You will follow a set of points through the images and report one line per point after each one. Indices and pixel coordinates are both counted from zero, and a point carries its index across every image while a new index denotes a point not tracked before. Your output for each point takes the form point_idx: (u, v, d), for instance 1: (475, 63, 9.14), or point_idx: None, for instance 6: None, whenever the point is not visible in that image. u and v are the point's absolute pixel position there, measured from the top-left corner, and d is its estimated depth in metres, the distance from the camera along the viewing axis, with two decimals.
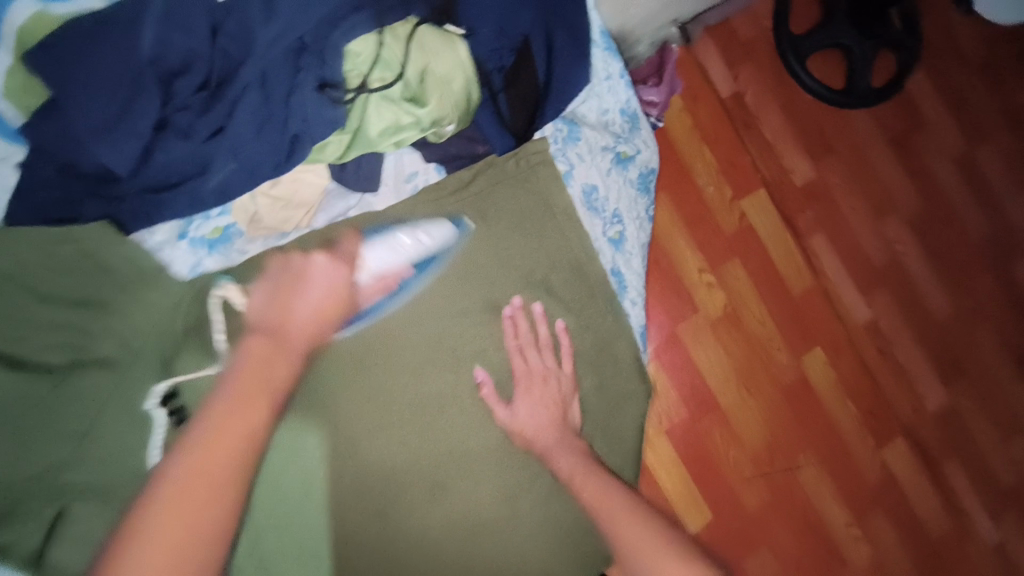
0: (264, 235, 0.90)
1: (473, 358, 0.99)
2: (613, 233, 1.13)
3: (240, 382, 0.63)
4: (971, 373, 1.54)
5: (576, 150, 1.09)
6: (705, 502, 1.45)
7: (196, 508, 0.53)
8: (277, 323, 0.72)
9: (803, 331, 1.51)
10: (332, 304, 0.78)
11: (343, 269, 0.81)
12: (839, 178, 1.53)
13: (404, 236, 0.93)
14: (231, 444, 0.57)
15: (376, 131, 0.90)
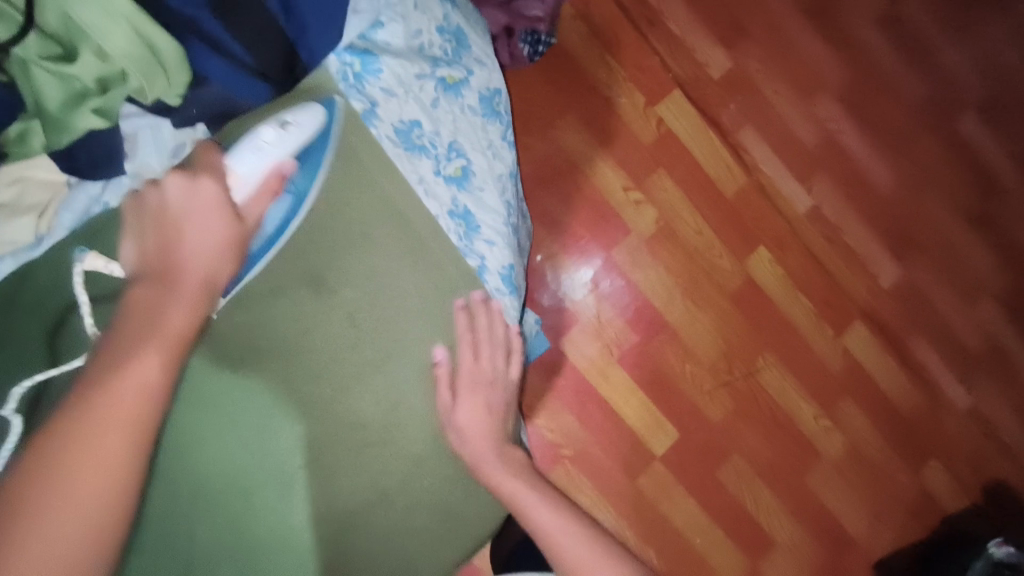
0: (9, 250, 0.75)
1: (309, 333, 0.79)
2: (451, 170, 0.87)
3: (121, 339, 0.60)
4: (922, 241, 1.53)
5: (379, 83, 0.84)
6: (669, 421, 1.40)
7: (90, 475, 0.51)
8: (155, 257, 0.67)
9: (747, 233, 1.41)
10: (215, 221, 0.69)
11: (206, 181, 0.70)
12: (758, 62, 1.41)
13: (268, 129, 0.75)
14: (121, 420, 0.54)
15: (56, 103, 0.70)
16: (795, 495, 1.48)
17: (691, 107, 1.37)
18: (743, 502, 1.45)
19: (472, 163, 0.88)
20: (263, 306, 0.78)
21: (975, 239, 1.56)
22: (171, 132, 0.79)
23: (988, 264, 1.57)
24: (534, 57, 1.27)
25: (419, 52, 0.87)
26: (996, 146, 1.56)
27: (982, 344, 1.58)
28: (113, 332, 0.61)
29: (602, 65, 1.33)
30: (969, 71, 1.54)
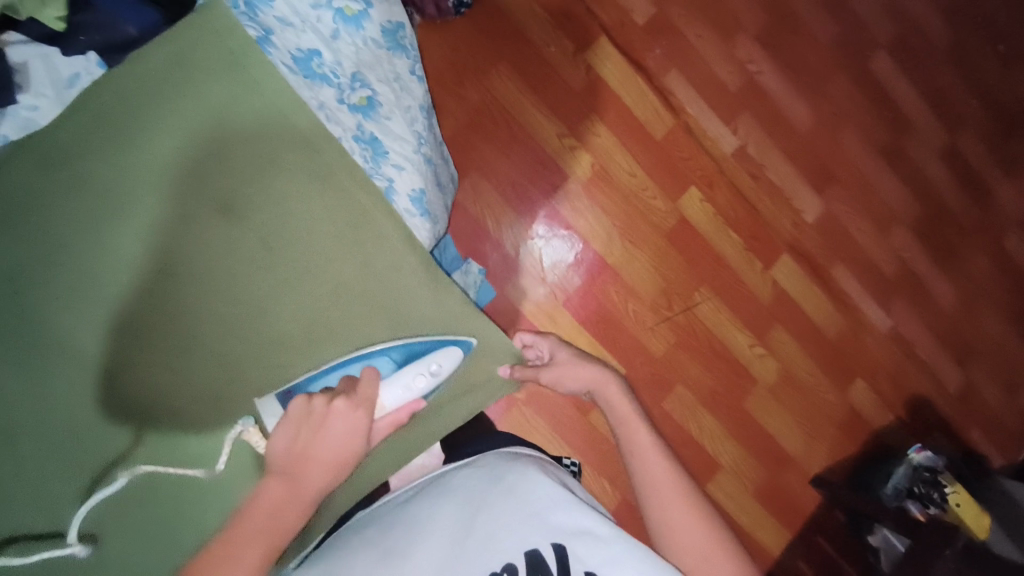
0: None
1: (211, 261, 0.77)
2: (357, 101, 0.86)
3: (246, 533, 0.67)
4: (840, 175, 1.62)
5: (273, 11, 0.81)
6: (616, 358, 1.47)
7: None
8: (301, 460, 0.74)
9: (677, 174, 1.47)
10: (351, 450, 0.76)
11: (364, 415, 0.78)
12: (679, 6, 1.45)
13: (417, 372, 0.83)
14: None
15: None
16: (735, 419, 1.59)
17: (617, 52, 1.40)
18: (689, 429, 1.54)
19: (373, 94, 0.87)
20: (217, 247, 0.78)
21: (889, 170, 1.67)
22: (59, 58, 0.78)
23: (901, 195, 1.69)
24: (459, 8, 1.27)
25: None
26: (903, 81, 1.66)
27: (898, 270, 1.71)
28: (237, 527, 0.68)
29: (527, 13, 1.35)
30: (874, 10, 1.63)
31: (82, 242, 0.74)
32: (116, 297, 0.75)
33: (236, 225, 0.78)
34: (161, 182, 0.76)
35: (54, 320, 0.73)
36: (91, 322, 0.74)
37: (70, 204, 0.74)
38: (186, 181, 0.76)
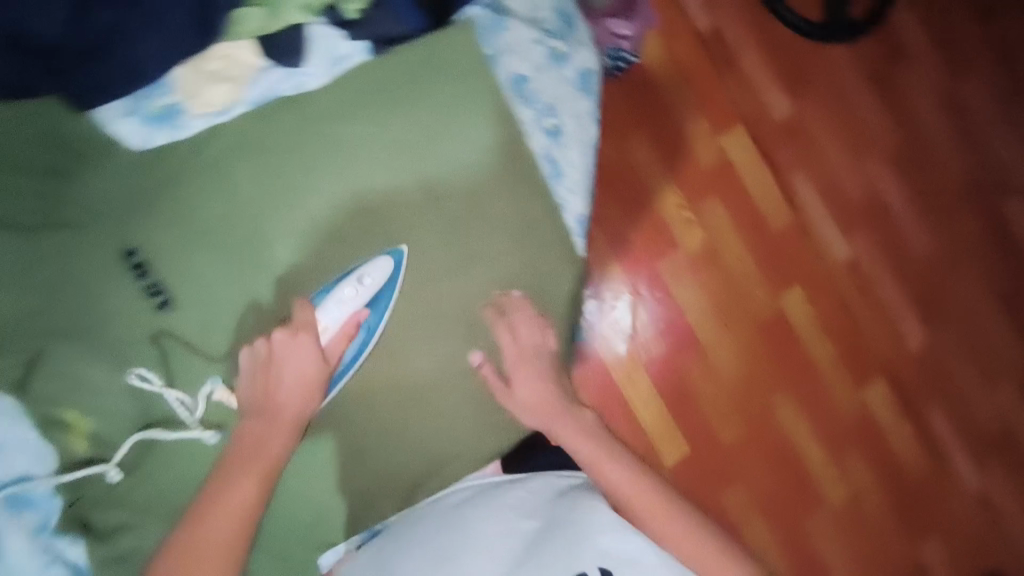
0: (206, 110, 0.97)
1: (405, 232, 1.01)
2: (548, 124, 1.09)
3: (238, 466, 0.84)
4: (951, 312, 1.57)
5: (503, 40, 1.07)
6: (682, 435, 1.44)
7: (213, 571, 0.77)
8: (271, 396, 0.89)
9: (783, 268, 1.47)
10: (312, 370, 0.90)
11: (305, 336, 0.90)
12: (819, 113, 1.50)
13: (347, 287, 0.94)
14: (225, 525, 0.79)
15: None
16: (792, 537, 1.49)
17: (750, 142, 1.46)
18: (741, 533, 1.47)
19: (566, 120, 1.10)
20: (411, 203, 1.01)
21: (1005, 320, 1.59)
22: (340, 40, 1.01)
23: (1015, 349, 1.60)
24: (615, 71, 1.40)
25: (535, 25, 1.10)
26: None
27: (997, 427, 1.59)
28: (228, 467, 0.84)
29: (677, 89, 1.44)
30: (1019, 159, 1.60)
31: (308, 188, 0.99)
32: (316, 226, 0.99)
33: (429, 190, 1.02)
34: (378, 157, 1.01)
35: (271, 240, 0.98)
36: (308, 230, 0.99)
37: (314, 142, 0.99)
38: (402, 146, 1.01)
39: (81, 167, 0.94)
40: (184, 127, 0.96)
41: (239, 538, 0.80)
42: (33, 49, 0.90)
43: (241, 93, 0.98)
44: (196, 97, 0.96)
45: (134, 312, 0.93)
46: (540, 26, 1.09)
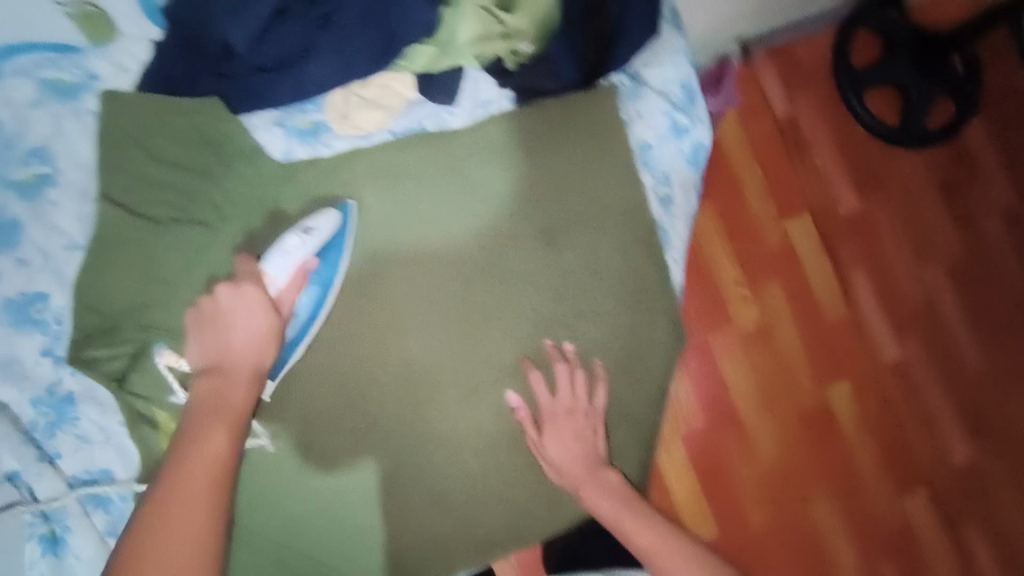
0: (350, 132, 1.01)
1: (523, 278, 1.09)
2: (660, 197, 1.14)
3: (198, 441, 0.85)
4: (1000, 432, 1.52)
5: (638, 108, 1.09)
6: (713, 516, 1.39)
7: (197, 539, 0.79)
8: (219, 354, 0.91)
9: (830, 360, 1.45)
10: (265, 326, 0.91)
11: (248, 290, 0.91)
12: (883, 214, 1.51)
13: (291, 237, 0.94)
14: (196, 487, 0.82)
15: (463, 39, 0.94)
16: None
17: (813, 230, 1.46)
18: None
19: (672, 194, 1.15)
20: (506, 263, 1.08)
21: None
22: (489, 87, 1.03)
23: None
24: None
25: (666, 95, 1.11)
26: None
27: None
28: (184, 439, 0.86)
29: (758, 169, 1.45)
30: None
31: (443, 222, 1.07)
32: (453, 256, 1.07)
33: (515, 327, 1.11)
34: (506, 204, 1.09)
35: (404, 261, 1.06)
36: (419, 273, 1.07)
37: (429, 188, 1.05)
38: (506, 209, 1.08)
39: (204, 153, 0.97)
40: (325, 145, 1.02)
41: (203, 528, 0.80)
42: (207, 53, 0.89)
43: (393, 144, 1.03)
44: (348, 118, 1.00)
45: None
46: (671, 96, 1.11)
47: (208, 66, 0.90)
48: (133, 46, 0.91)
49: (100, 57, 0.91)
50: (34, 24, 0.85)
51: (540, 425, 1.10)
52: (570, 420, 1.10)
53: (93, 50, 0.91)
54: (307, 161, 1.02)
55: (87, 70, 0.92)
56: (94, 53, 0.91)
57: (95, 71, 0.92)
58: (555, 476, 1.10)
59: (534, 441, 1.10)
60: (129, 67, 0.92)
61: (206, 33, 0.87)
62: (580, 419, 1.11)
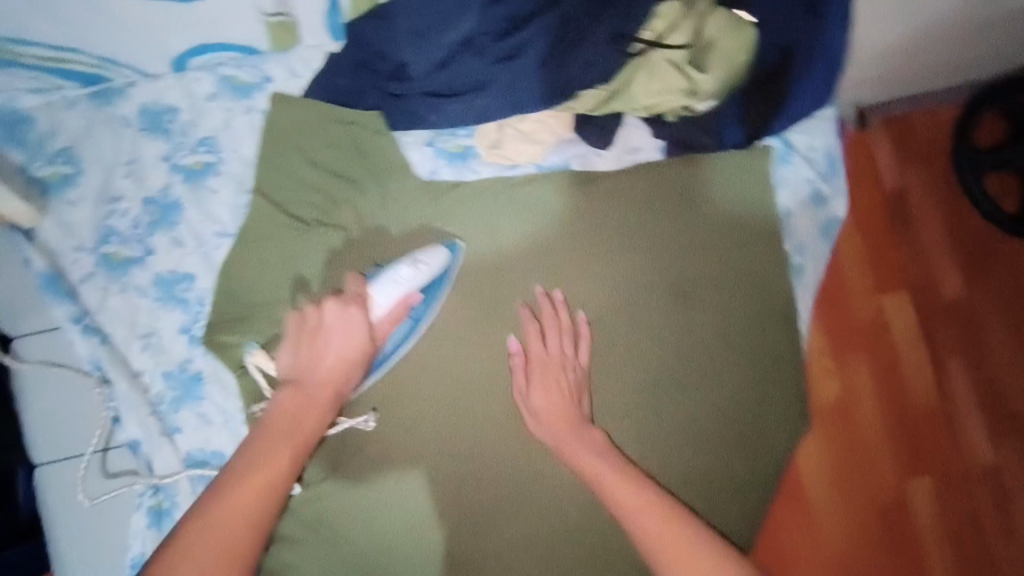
0: (498, 163, 0.61)
1: (647, 361, 0.62)
2: (793, 247, 0.67)
3: (268, 438, 0.50)
4: None
5: (784, 196, 0.67)
6: None
7: (222, 557, 0.45)
8: (307, 369, 0.53)
9: (910, 451, 0.76)
10: (358, 352, 0.53)
11: (359, 310, 0.54)
12: (1011, 313, 0.79)
13: (229, 68, 0.60)
14: (245, 506, 0.47)
15: (643, 91, 0.56)
16: None
17: (911, 313, 0.80)
18: None
19: (820, 266, 0.69)
20: (651, 322, 0.62)
21: None
22: (640, 134, 0.62)
23: None
24: None
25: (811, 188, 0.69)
26: None
27: None
28: (240, 463, 0.49)
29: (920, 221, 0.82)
30: None
31: (523, 253, 0.62)
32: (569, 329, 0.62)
33: (649, 435, 0.61)
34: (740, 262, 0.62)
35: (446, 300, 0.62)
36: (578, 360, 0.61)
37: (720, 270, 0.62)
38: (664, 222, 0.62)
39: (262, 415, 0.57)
40: (473, 172, 0.62)
41: (256, 534, 0.47)
42: (155, 121, 0.59)
43: (613, 198, 0.62)
44: (499, 144, 0.61)
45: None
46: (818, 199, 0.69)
47: (373, 81, 0.59)
48: (309, 53, 0.61)
49: (269, 53, 0.61)
50: (221, 29, 0.57)
51: (530, 380, 0.59)
52: (560, 368, 0.59)
53: (269, 48, 0.61)
54: (509, 208, 0.62)
55: (220, 98, 0.60)
56: (272, 53, 0.61)
57: (267, 72, 0.61)
58: (532, 428, 0.59)
59: (518, 389, 0.59)
60: (298, 73, 0.61)
61: (244, 73, 0.60)
62: (573, 375, 0.59)
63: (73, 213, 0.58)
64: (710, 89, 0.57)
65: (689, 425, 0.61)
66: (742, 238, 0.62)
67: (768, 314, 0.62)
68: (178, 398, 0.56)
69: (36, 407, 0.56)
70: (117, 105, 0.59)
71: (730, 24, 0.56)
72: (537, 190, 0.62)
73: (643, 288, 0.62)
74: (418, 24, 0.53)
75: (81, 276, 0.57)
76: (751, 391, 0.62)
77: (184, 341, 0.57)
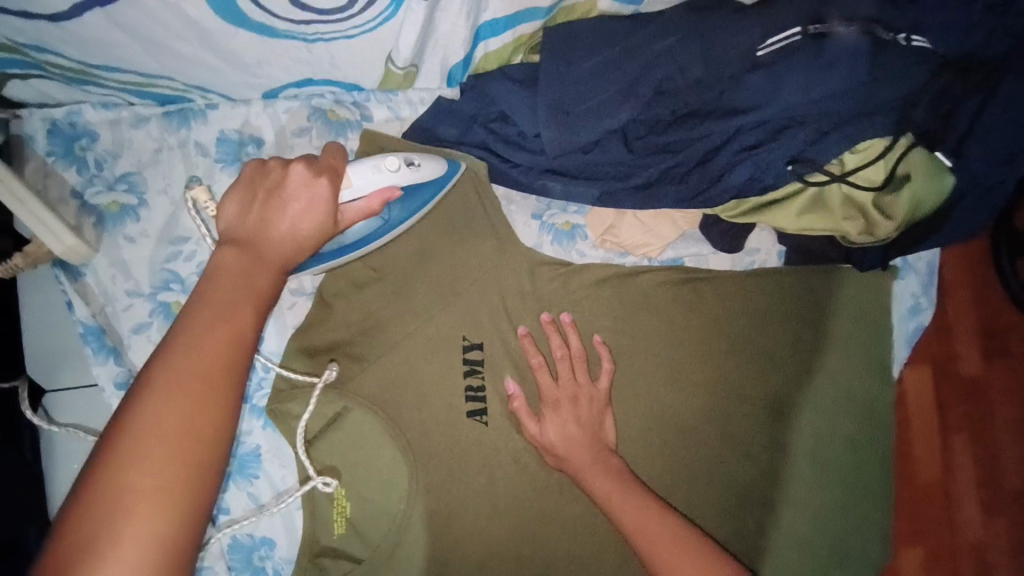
0: (609, 248, 0.56)
1: (736, 473, 0.57)
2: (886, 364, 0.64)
3: (215, 298, 0.34)
4: None
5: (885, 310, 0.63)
6: None
7: (173, 430, 0.30)
8: (254, 233, 0.38)
9: (907, 522, 0.78)
10: (321, 226, 0.40)
11: (330, 183, 0.41)
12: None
13: (324, 102, 0.53)
14: (208, 370, 0.32)
15: (799, 219, 0.46)
16: None
17: (942, 407, 0.80)
18: None
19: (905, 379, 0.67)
20: (742, 434, 0.58)
21: None
22: (765, 235, 0.57)
23: None
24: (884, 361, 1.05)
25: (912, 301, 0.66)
26: None
27: None
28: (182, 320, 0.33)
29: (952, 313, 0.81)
30: None
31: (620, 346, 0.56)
32: (652, 426, 0.56)
33: (728, 536, 0.56)
34: (834, 383, 0.59)
35: (534, 389, 0.55)
36: (644, 451, 0.56)
37: (832, 391, 0.59)
38: (773, 330, 0.58)
39: (326, 501, 0.52)
40: (580, 254, 0.56)
41: (235, 400, 0.32)
42: (238, 157, 0.52)
43: (724, 299, 0.57)
44: (614, 229, 0.55)
45: (393, 471, 0.53)
46: (916, 314, 0.66)
47: (486, 140, 0.53)
48: (419, 96, 0.54)
49: (373, 90, 0.54)
50: (332, 67, 0.50)
51: (541, 414, 0.53)
52: (572, 401, 0.53)
53: (374, 86, 0.54)
54: (618, 299, 0.56)
55: (311, 135, 0.53)
56: (376, 91, 0.54)
57: (367, 112, 0.54)
58: (551, 464, 0.53)
59: (530, 433, 0.53)
60: (401, 116, 0.54)
61: (342, 109, 0.53)
62: (590, 403, 0.53)
63: (130, 251, 0.50)
64: (886, 237, 0.46)
65: (766, 542, 0.57)
66: (844, 357, 0.59)
67: (868, 439, 0.59)
68: (231, 474, 0.51)
69: (70, 469, 0.49)
70: (193, 132, 0.52)
71: (930, 165, 0.44)
72: (650, 282, 0.56)
73: (732, 396, 0.57)
74: (564, 98, 0.47)
75: (131, 328, 0.49)
76: (830, 517, 0.58)
77: (246, 411, 0.52)
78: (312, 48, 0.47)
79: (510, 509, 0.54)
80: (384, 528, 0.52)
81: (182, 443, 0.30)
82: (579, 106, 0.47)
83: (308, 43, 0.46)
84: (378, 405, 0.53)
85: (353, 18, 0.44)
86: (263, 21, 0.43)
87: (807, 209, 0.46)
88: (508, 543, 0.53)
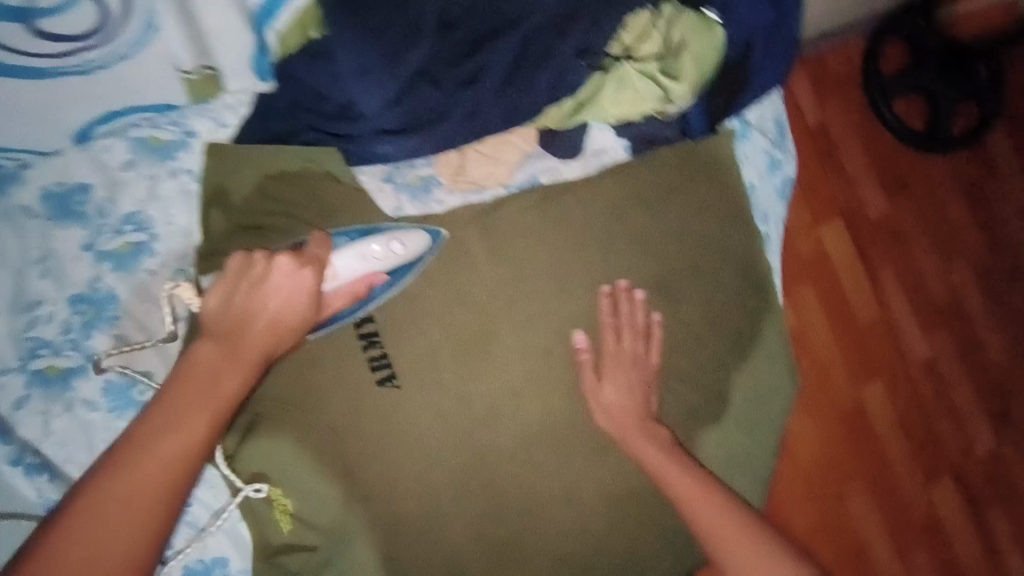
0: (465, 188, 0.58)
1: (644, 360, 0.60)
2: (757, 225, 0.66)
3: (182, 399, 0.41)
4: None
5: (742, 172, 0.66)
6: None
7: (125, 492, 0.38)
8: (235, 325, 0.45)
9: (860, 361, 0.82)
10: (303, 314, 0.46)
11: (314, 274, 0.47)
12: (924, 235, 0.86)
13: (142, 130, 0.53)
14: (162, 451, 0.40)
15: (611, 103, 0.51)
16: None
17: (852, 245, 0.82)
18: None
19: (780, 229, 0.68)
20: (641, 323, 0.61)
21: None
22: (605, 134, 0.60)
23: None
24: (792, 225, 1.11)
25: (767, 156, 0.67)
26: None
27: None
28: (151, 415, 0.41)
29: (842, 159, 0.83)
30: None
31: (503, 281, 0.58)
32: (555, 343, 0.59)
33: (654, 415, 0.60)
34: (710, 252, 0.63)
35: (437, 344, 0.57)
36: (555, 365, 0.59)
37: (713, 259, 0.63)
38: (643, 220, 0.61)
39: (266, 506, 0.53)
40: (439, 204, 0.57)
41: (178, 475, 0.40)
42: (67, 207, 0.51)
43: (589, 205, 0.60)
44: (463, 170, 0.58)
45: (325, 458, 0.54)
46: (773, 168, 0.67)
47: (311, 122, 0.53)
48: (234, 97, 0.54)
49: (187, 105, 0.53)
50: (128, 92, 0.50)
51: (602, 376, 0.58)
52: None
53: (185, 100, 0.53)
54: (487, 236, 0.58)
55: (137, 165, 0.53)
56: (189, 105, 0.53)
57: (188, 126, 0.53)
58: (610, 429, 0.58)
59: (590, 388, 0.58)
60: (225, 122, 0.54)
61: (163, 131, 0.53)
62: (641, 369, 0.58)
63: None
64: (689, 94, 0.51)
65: (693, 414, 0.61)
66: (714, 227, 0.63)
67: (754, 292, 0.64)
68: None
69: None
70: (14, 196, 0.51)
71: (695, 21, 0.50)
72: (514, 211, 0.58)
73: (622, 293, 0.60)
74: (365, 58, 0.49)
75: (12, 405, 0.49)
76: (741, 370, 0.63)
77: None
78: (96, 79, 0.48)
79: (448, 456, 0.57)
80: (332, 509, 0.54)
81: (128, 506, 0.38)
82: (382, 61, 0.49)
83: (88, 75, 0.47)
84: (292, 402, 0.54)
85: (112, 37, 0.45)
86: (22, 65, 0.45)
87: (615, 92, 0.51)
88: (453, 484, 0.57)
